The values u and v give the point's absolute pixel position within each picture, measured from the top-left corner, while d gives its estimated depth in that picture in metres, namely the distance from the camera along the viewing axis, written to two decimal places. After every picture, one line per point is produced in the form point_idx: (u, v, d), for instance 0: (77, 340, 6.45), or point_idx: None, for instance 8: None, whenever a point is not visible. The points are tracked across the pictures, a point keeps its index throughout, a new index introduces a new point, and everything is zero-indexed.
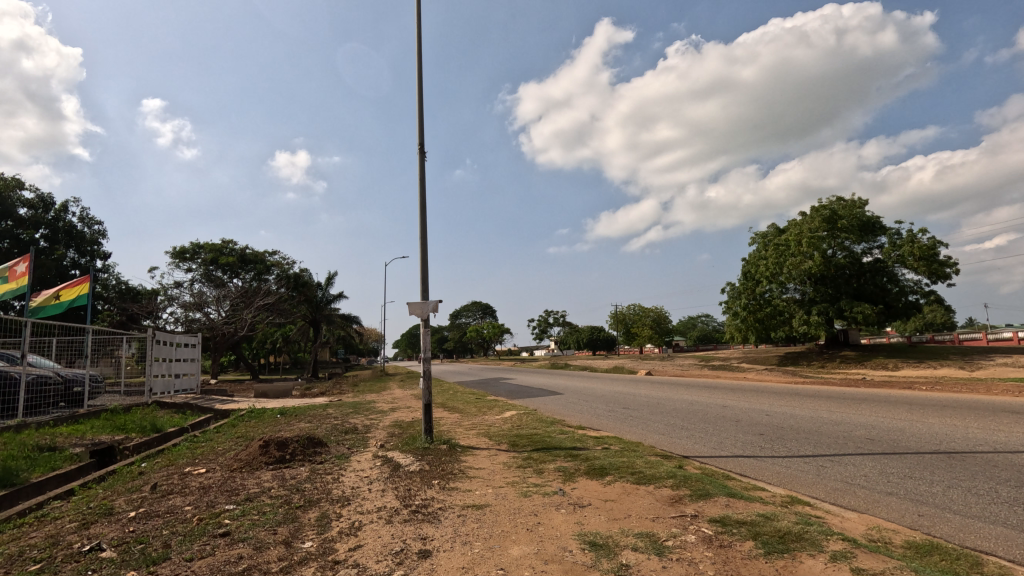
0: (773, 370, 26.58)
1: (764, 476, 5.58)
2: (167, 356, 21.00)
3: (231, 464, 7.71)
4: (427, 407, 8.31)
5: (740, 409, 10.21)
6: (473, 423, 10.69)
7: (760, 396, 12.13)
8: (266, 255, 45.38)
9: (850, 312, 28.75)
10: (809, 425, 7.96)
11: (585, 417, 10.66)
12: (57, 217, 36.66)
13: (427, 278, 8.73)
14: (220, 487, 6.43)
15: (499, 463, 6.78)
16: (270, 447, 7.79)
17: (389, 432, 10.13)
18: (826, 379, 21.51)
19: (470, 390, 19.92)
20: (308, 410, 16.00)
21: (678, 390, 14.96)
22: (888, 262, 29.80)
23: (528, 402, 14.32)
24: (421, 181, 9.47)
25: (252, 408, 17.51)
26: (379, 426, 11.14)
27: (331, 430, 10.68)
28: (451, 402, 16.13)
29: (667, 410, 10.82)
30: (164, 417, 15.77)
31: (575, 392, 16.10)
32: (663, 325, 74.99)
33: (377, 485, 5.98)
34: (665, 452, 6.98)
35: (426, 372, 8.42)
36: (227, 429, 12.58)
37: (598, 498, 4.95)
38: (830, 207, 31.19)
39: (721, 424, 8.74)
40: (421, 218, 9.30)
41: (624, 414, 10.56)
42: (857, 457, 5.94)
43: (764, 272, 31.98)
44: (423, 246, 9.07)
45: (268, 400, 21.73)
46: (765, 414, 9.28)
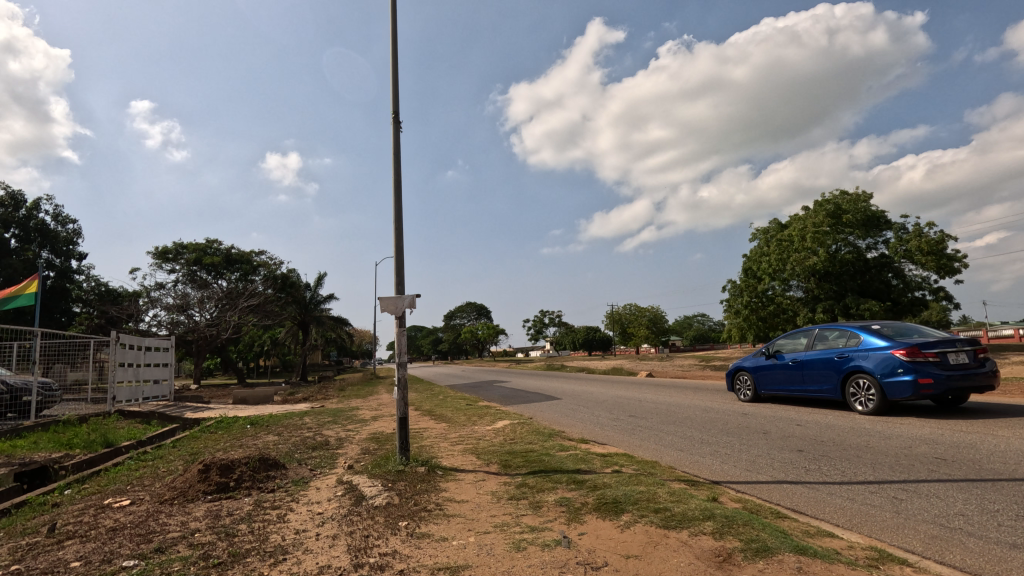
0: None
1: (825, 515, 4.32)
2: (134, 361, 19.45)
3: (163, 493, 6.36)
4: (402, 421, 7.00)
5: (763, 417, 8.95)
6: (460, 437, 9.36)
7: (780, 402, 10.88)
8: (253, 255, 43.89)
9: (857, 310, 27.66)
10: (856, 439, 6.70)
11: (587, 428, 9.37)
12: (29, 216, 35.08)
13: (402, 269, 7.43)
14: (134, 530, 5.09)
15: (487, 493, 5.47)
16: (213, 471, 6.47)
17: (362, 448, 8.79)
18: None
19: (461, 395, 18.58)
20: (282, 420, 14.57)
21: (686, 395, 13.70)
22: (894, 257, 28.70)
23: (522, 408, 12.99)
24: (396, 156, 8.16)
25: (224, 417, 16.11)
26: (353, 441, 9.80)
27: (297, 446, 9.33)
28: (439, 409, 14.80)
29: (680, 419, 9.53)
30: (124, 429, 14.33)
31: (573, 397, 14.82)
32: (659, 324, 74.13)
33: (329, 528, 4.66)
34: (689, 477, 5.70)
35: (401, 380, 7.10)
36: (184, 444, 11.17)
37: (616, 554, 3.67)
38: (833, 201, 30.11)
39: (749, 438, 7.45)
40: (394, 197, 7.97)
41: (632, 425, 9.28)
42: (938, 486, 4.70)
43: (766, 268, 31.01)
44: (397, 231, 7.75)
45: (246, 407, 20.29)
46: (797, 425, 8.03)
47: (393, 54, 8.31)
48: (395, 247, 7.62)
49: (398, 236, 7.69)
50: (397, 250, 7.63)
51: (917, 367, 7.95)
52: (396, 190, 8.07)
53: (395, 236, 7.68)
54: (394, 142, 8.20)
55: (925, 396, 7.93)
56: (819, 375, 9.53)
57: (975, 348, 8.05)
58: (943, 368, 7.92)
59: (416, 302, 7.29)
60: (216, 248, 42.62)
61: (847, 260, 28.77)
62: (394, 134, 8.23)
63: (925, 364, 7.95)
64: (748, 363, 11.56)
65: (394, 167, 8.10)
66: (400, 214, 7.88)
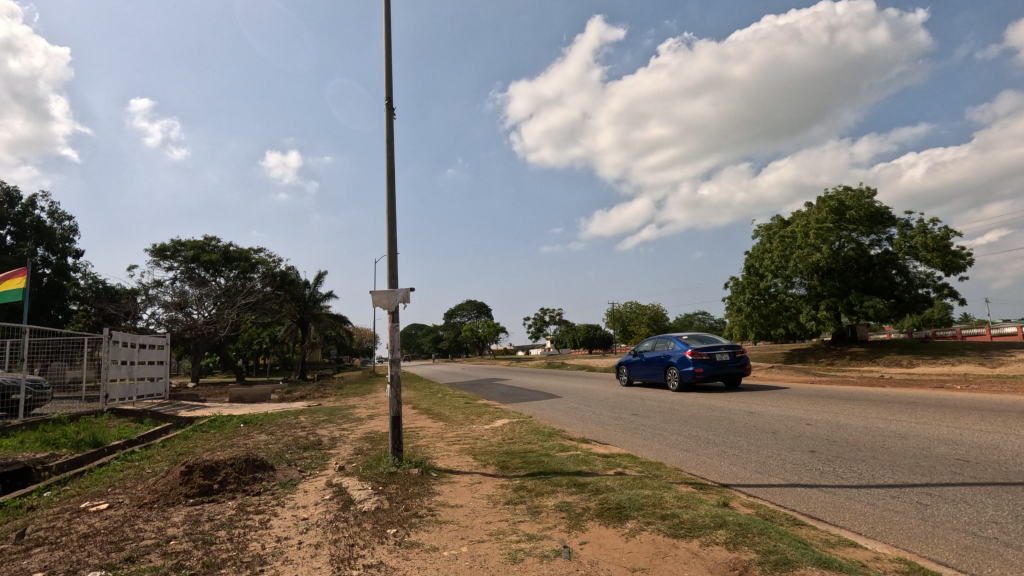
0: (784, 368, 25.06)
1: (846, 523, 4.01)
2: (128, 359, 19.13)
3: (143, 496, 6.05)
4: (395, 421, 6.70)
5: (771, 417, 8.64)
6: (457, 436, 9.05)
7: (787, 400, 10.58)
8: (252, 253, 43.52)
9: (861, 307, 27.32)
10: (872, 440, 6.38)
11: (588, 427, 9.06)
12: (24, 213, 34.80)
13: (395, 262, 7.11)
14: (106, 538, 4.78)
15: (482, 497, 5.16)
16: (196, 473, 6.16)
17: (355, 448, 8.48)
18: (842, 378, 20.07)
19: (460, 393, 18.29)
20: (277, 419, 14.23)
21: (689, 393, 13.38)
22: (899, 254, 28.36)
23: (522, 407, 12.68)
24: (389, 143, 7.82)
25: (218, 416, 15.80)
26: (346, 440, 9.49)
27: (288, 447, 9.02)
28: (436, 408, 14.49)
29: (684, 418, 9.23)
30: (115, 428, 14.02)
31: (573, 396, 14.49)
32: (660, 322, 74.04)
33: (313, 536, 4.36)
34: (696, 479, 5.41)
35: (394, 377, 6.79)
36: (174, 443, 10.85)
37: (622, 566, 3.36)
38: (836, 198, 29.80)
39: (758, 438, 7.13)
40: (387, 186, 7.63)
41: (634, 424, 8.97)
42: (967, 490, 4.39)
43: (769, 265, 30.60)
44: (390, 222, 7.42)
45: (242, 406, 19.98)
46: (806, 424, 7.73)
47: (386, 37, 7.94)
48: (388, 239, 7.30)
49: (391, 227, 7.36)
50: (391, 241, 7.30)
51: (697, 362, 13.08)
52: (390, 178, 7.73)
53: (389, 227, 7.36)
54: (387, 129, 7.85)
55: (700, 378, 13.04)
56: (655, 367, 14.52)
57: (735, 349, 13.16)
58: (711, 363, 13.10)
59: (410, 296, 6.98)
60: (214, 245, 42.27)
61: (851, 257, 28.42)
62: (387, 121, 7.88)
63: (701, 360, 13.12)
64: (627, 361, 16.61)
65: (387, 155, 7.75)
66: (393, 205, 7.54)
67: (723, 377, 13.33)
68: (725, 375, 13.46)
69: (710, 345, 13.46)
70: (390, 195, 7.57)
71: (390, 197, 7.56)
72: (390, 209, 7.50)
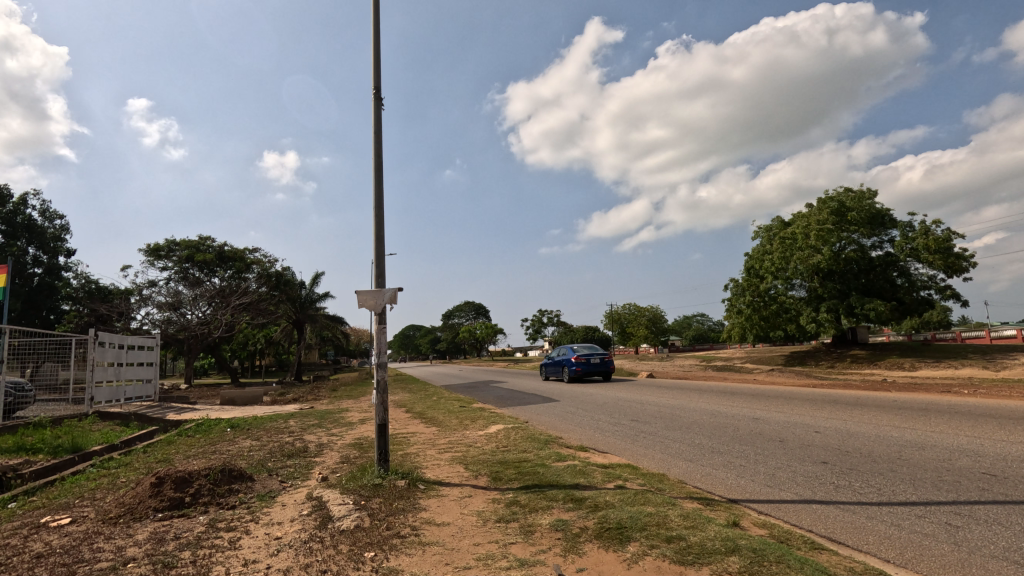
0: (784, 371, 24.66)
1: (870, 548, 3.64)
2: (115, 361, 18.65)
3: (109, 510, 5.64)
4: (380, 429, 6.31)
5: (777, 423, 8.29)
6: (450, 443, 8.68)
7: (790, 406, 10.25)
8: (247, 253, 42.98)
9: (862, 310, 26.98)
10: (886, 450, 6.02)
11: (586, 434, 8.71)
12: (15, 211, 34.34)
13: (382, 261, 6.73)
14: (59, 559, 4.37)
15: (471, 515, 4.77)
16: (168, 485, 5.77)
17: (342, 455, 8.08)
18: (845, 381, 19.71)
19: (455, 396, 17.90)
20: (266, 423, 13.83)
21: (690, 397, 13.03)
22: (900, 256, 28.07)
23: (517, 411, 12.31)
24: (377, 136, 7.44)
25: (207, 419, 15.38)
26: (334, 446, 9.10)
27: (272, 454, 8.62)
28: (430, 412, 14.08)
29: (686, 424, 8.88)
30: (98, 432, 13.60)
31: (570, 399, 14.12)
32: (659, 324, 73.67)
33: (284, 559, 3.96)
34: (702, 494, 5.06)
35: (380, 382, 6.40)
36: (156, 448, 10.45)
37: None
38: (837, 199, 29.55)
39: (765, 447, 6.78)
40: (375, 179, 7.25)
41: (635, 430, 8.61)
42: (998, 510, 4.03)
43: (770, 267, 30.27)
44: (378, 218, 7.05)
45: (233, 409, 19.55)
46: (816, 432, 7.37)
47: (375, 24, 7.57)
48: (375, 236, 6.92)
49: (378, 223, 7.00)
50: (378, 238, 6.92)
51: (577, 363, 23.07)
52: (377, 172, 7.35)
53: (376, 224, 7.00)
54: (375, 120, 7.48)
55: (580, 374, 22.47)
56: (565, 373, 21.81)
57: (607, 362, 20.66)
58: (586, 363, 22.93)
59: (397, 297, 6.60)
60: (209, 245, 41.73)
61: (852, 258, 28.11)
62: (376, 112, 7.51)
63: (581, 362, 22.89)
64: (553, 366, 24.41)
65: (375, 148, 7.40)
66: (381, 200, 7.19)
67: (596, 373, 23.07)
68: (597, 372, 23.43)
69: (587, 354, 23.43)
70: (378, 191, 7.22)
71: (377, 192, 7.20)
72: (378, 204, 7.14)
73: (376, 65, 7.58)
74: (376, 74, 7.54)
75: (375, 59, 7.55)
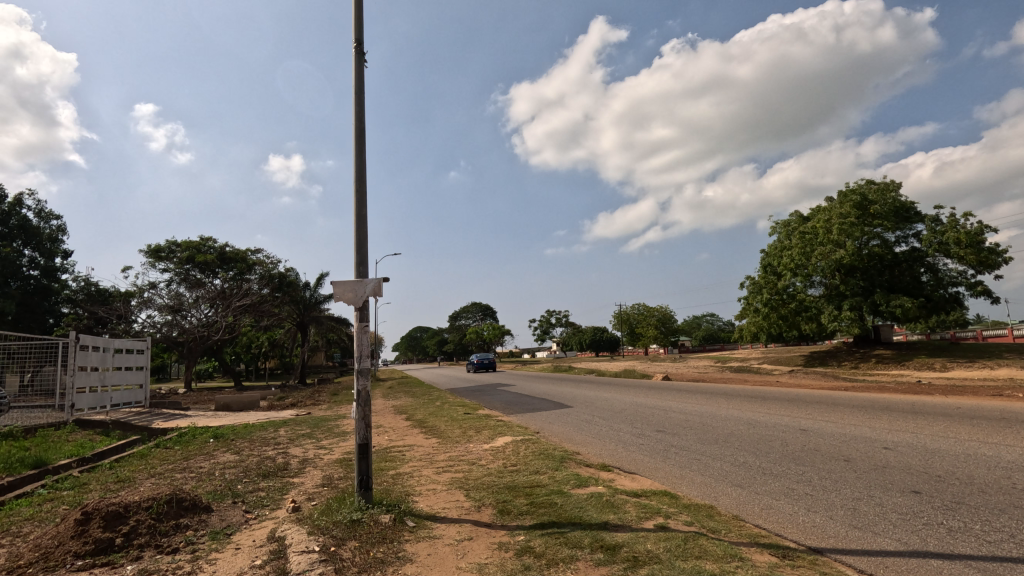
0: (810, 372, 23.26)
1: None
2: (99, 366, 17.55)
3: (21, 555, 4.51)
4: (361, 449, 5.17)
5: (831, 437, 7.08)
6: (450, 458, 7.57)
7: (836, 413, 9.07)
8: (249, 253, 41.75)
9: (887, 307, 25.57)
10: (997, 477, 4.77)
11: (607, 449, 7.56)
12: (10, 212, 33.55)
13: (364, 246, 5.64)
14: None
15: (470, 571, 3.61)
16: (97, 522, 4.63)
17: (323, 476, 6.96)
18: (876, 383, 18.40)
19: (460, 401, 16.83)
20: (254, 433, 12.75)
21: (715, 402, 11.89)
22: (927, 250, 26.68)
23: (526, 419, 11.18)
24: (357, 99, 6.43)
25: (193, 427, 14.32)
26: (317, 463, 7.98)
27: (245, 474, 7.50)
28: (431, 419, 12.95)
29: (721, 437, 7.72)
30: (71, 443, 12.56)
31: (584, 405, 13.00)
32: (669, 324, 71.98)
33: None
34: (772, 539, 3.90)
35: (361, 393, 5.25)
36: (124, 464, 9.37)
37: None
38: (859, 191, 28.24)
39: (829, 469, 5.59)
40: (357, 150, 6.22)
41: (663, 446, 7.48)
42: None
43: (788, 263, 28.98)
44: (359, 196, 5.99)
45: (225, 415, 18.52)
46: (885, 449, 6.16)
47: None
48: (356, 214, 5.87)
49: (359, 200, 5.95)
50: (359, 218, 5.85)
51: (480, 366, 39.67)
52: (359, 142, 6.32)
53: (356, 201, 5.95)
54: (355, 81, 6.45)
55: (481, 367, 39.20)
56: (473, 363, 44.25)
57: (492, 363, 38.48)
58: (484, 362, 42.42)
59: (383, 289, 5.48)
60: (211, 245, 40.45)
61: (877, 253, 26.72)
62: (357, 74, 6.47)
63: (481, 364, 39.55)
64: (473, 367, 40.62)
65: (356, 115, 6.39)
66: (362, 175, 6.14)
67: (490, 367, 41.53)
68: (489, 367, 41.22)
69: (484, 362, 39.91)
70: (359, 163, 6.20)
71: (359, 165, 6.18)
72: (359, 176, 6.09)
73: (357, 16, 6.54)
74: (358, 29, 6.51)
75: (355, 8, 6.51)
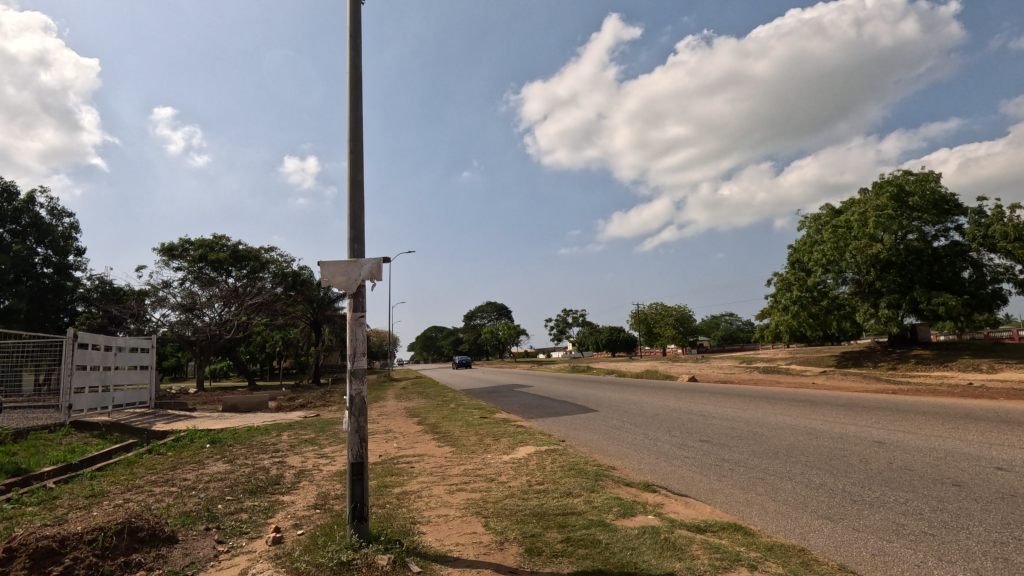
0: (847, 374, 21.80)
1: None
2: (99, 365, 16.69)
3: None
4: (354, 470, 4.18)
5: (918, 452, 5.91)
6: (464, 472, 6.59)
7: (906, 420, 7.90)
8: (263, 251, 41.05)
9: (928, 305, 24.01)
10: None
11: (646, 465, 6.49)
12: (22, 209, 33.20)
13: (358, 218, 4.67)
14: None
15: None
16: (20, 563, 3.65)
17: (317, 494, 5.97)
18: (922, 386, 16.96)
19: (476, 403, 15.87)
20: (255, 438, 11.83)
21: (756, 407, 10.73)
22: (969, 245, 25.16)
23: (546, 424, 10.14)
24: (352, 49, 5.48)
25: (192, 431, 13.44)
26: (314, 476, 7.00)
27: (231, 489, 6.53)
28: (445, 424, 11.96)
29: (780, 450, 6.60)
30: (63, 447, 11.75)
31: (611, 409, 11.95)
32: (687, 324, 70.19)
33: None
34: None
35: (354, 401, 4.23)
36: (107, 474, 8.47)
37: None
38: (895, 182, 26.77)
39: (940, 497, 4.43)
40: (352, 104, 5.30)
41: (713, 461, 6.39)
42: None
43: (819, 259, 27.55)
44: (354, 159, 5.05)
45: (231, 417, 17.71)
46: (997, 470, 5.00)
47: None
48: (349, 179, 4.88)
49: (354, 164, 4.93)
50: (354, 187, 4.84)
51: None
52: (355, 99, 5.37)
53: (350, 166, 4.98)
54: (350, 24, 5.50)
55: None
56: None
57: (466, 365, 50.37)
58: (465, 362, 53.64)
59: (382, 271, 4.48)
60: (225, 243, 39.68)
61: (915, 248, 25.19)
62: (352, 13, 5.52)
63: None
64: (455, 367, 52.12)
65: (351, 64, 5.44)
66: (358, 135, 5.21)
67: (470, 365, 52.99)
68: None
69: None
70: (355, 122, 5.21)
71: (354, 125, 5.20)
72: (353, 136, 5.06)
73: None
74: None
75: None
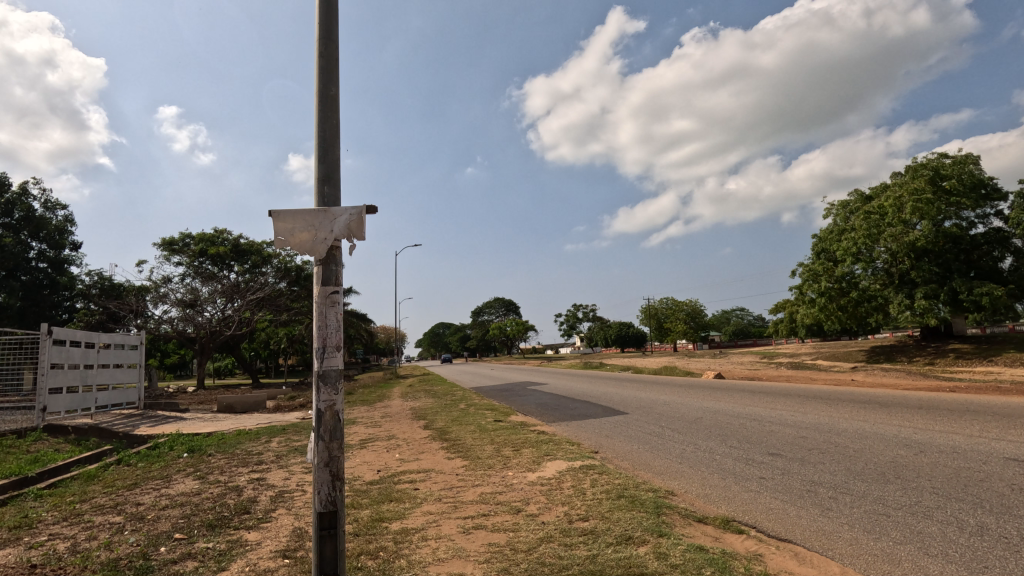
0: (887, 370, 20.21)
1: None
2: (81, 364, 15.23)
3: None
4: (321, 521, 2.80)
5: None
6: (481, 498, 5.17)
7: (1017, 429, 6.45)
8: (266, 245, 39.78)
9: (969, 295, 22.38)
10: None
11: (713, 491, 5.04)
12: (15, 201, 31.94)
13: (329, 144, 3.30)
14: None
15: None
16: None
17: (289, 531, 4.55)
18: (977, 383, 15.39)
19: (488, 404, 14.46)
20: (242, 445, 10.45)
21: (813, 410, 9.23)
22: (1010, 231, 23.50)
23: (570, 431, 8.70)
24: None
25: (175, 437, 12.04)
26: (295, 502, 5.60)
27: (188, 522, 5.12)
28: (454, 429, 10.55)
29: (888, 471, 5.11)
30: (26, 457, 10.37)
31: (642, 411, 10.48)
32: (699, 318, 68.66)
33: None
34: None
35: (323, 419, 2.85)
36: (54, 495, 7.03)
37: None
38: (930, 165, 25.17)
39: None
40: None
41: (804, 486, 4.93)
42: None
43: (849, 247, 25.93)
44: (325, 66, 3.59)
45: (224, 420, 16.35)
46: None
47: None
48: (319, 92, 3.48)
49: (325, 72, 3.51)
50: (325, 104, 3.46)
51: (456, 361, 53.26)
52: None
53: (321, 74, 3.55)
54: None
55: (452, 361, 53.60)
56: None
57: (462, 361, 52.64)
58: None
59: (364, 227, 3.10)
60: (226, 237, 38.34)
61: (953, 234, 23.56)
62: None
63: None
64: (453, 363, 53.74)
65: None
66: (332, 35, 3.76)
67: None
68: None
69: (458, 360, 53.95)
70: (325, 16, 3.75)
71: (325, 18, 3.74)
72: (324, 39, 3.64)
73: None
74: None
75: None
